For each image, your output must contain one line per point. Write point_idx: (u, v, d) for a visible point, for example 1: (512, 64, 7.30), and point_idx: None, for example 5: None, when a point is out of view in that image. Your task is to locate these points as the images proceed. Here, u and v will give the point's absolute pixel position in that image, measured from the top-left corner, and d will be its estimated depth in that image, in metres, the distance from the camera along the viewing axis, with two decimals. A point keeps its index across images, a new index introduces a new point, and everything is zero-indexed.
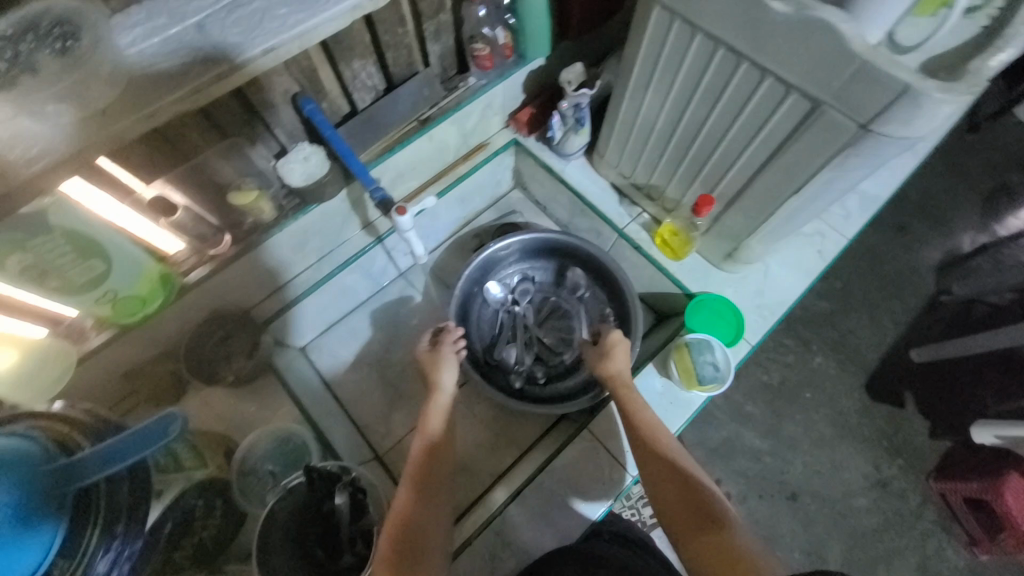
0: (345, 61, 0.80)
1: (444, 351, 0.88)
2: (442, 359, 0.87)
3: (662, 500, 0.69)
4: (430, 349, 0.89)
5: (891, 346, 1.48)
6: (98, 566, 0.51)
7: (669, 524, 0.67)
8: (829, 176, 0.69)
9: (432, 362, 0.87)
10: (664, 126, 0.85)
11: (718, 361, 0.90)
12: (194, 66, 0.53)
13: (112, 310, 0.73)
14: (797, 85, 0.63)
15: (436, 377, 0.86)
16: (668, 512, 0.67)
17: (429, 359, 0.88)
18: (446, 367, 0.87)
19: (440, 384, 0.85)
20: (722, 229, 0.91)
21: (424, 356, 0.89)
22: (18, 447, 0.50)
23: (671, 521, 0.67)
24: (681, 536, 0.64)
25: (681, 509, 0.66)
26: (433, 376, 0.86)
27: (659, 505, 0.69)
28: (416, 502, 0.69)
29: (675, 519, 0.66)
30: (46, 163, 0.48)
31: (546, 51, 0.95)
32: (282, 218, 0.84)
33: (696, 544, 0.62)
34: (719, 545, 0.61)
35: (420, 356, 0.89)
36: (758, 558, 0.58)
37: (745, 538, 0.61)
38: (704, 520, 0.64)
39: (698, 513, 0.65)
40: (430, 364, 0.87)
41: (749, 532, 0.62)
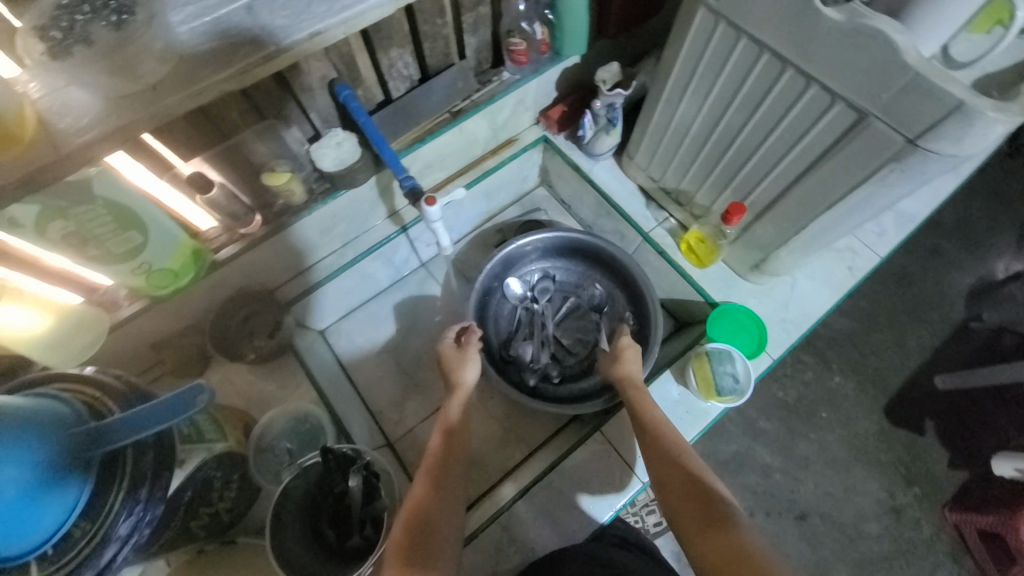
0: (383, 49, 0.80)
1: (468, 350, 0.89)
2: (464, 357, 0.88)
3: (672, 500, 0.67)
4: (454, 348, 0.90)
5: (915, 370, 1.44)
6: (119, 529, 0.52)
7: (678, 526, 0.65)
8: (870, 191, 0.67)
9: (456, 359, 0.88)
10: (700, 131, 0.84)
11: (739, 372, 0.88)
12: (241, 46, 0.54)
13: (147, 281, 0.75)
14: (843, 95, 0.62)
15: (460, 375, 0.87)
16: (677, 514, 0.66)
17: (451, 357, 0.89)
18: (466, 366, 0.87)
19: (462, 381, 0.86)
20: (751, 239, 0.89)
21: (446, 353, 0.89)
22: (53, 407, 0.52)
23: (680, 523, 0.65)
24: (689, 536, 0.62)
25: (689, 507, 0.65)
26: (456, 372, 0.87)
27: (669, 506, 0.68)
28: (431, 492, 0.70)
29: (683, 519, 0.65)
30: (95, 133, 0.50)
31: (583, 50, 0.95)
32: (312, 201, 0.86)
33: (702, 542, 0.60)
34: (726, 543, 0.58)
35: (442, 352, 0.90)
36: (766, 557, 0.55)
37: (753, 537, 0.58)
38: (712, 519, 0.62)
39: (706, 512, 0.63)
40: (453, 361, 0.88)
41: (758, 533, 0.59)
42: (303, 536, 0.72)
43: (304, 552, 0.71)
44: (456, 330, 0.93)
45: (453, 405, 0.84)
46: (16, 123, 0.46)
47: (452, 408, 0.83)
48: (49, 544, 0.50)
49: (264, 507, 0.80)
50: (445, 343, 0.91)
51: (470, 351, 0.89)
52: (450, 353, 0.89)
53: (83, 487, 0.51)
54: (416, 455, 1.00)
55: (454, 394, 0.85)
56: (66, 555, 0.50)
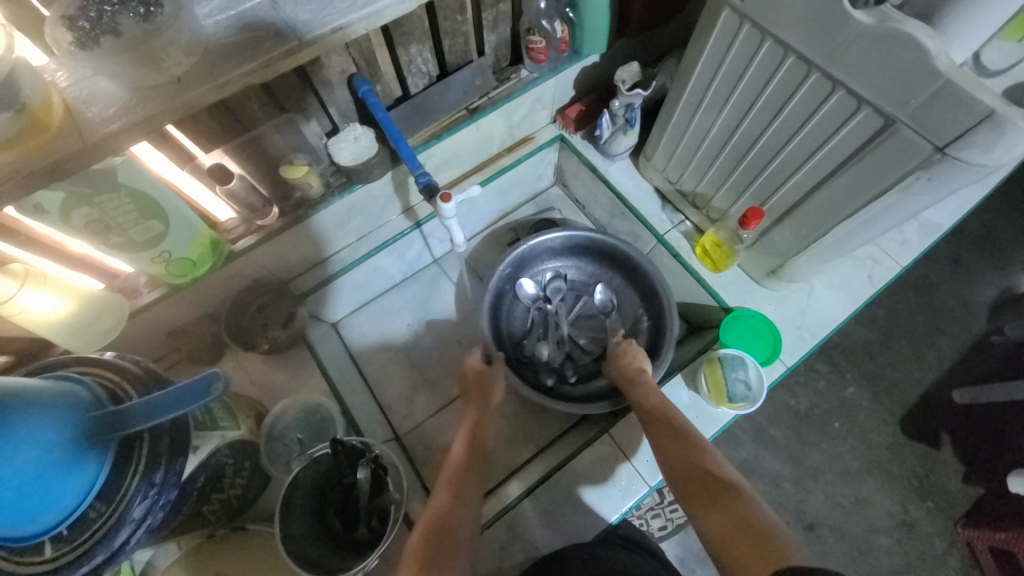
0: (403, 45, 0.81)
1: (495, 370, 0.93)
2: (489, 379, 0.92)
3: (678, 478, 0.69)
4: (481, 366, 0.93)
5: (932, 383, 1.41)
6: (134, 512, 0.53)
7: (686, 501, 0.66)
8: (895, 200, 0.66)
9: (481, 380, 0.92)
10: (719, 134, 0.83)
11: (751, 380, 0.86)
12: (265, 40, 0.54)
13: (166, 269, 0.76)
14: (871, 100, 0.60)
15: (487, 394, 0.90)
16: (684, 490, 0.67)
17: (478, 378, 0.92)
18: (489, 386, 0.91)
19: (491, 399, 0.90)
20: (768, 244, 0.88)
21: (472, 373, 0.92)
22: (74, 389, 0.53)
23: (686, 498, 0.66)
24: (696, 510, 0.64)
25: (697, 483, 0.66)
26: (481, 391, 0.90)
27: (676, 484, 0.69)
28: (449, 502, 0.72)
29: (690, 494, 0.66)
30: (121, 123, 0.51)
31: (602, 49, 0.95)
32: (328, 195, 0.86)
33: (712, 515, 0.62)
34: (735, 513, 0.60)
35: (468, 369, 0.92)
36: (775, 526, 0.57)
37: (761, 508, 0.60)
38: (719, 491, 0.63)
39: (712, 486, 0.65)
40: (479, 382, 0.92)
41: (763, 502, 0.61)
42: (310, 525, 0.72)
43: (312, 543, 0.71)
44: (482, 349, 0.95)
45: (472, 420, 0.86)
46: (43, 111, 0.48)
47: (470, 426, 0.85)
48: (63, 525, 0.52)
49: (274, 495, 0.82)
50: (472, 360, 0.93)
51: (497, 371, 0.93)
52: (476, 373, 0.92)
53: (99, 470, 0.53)
54: (424, 450, 1.01)
55: (482, 410, 0.88)
56: (80, 535, 0.52)
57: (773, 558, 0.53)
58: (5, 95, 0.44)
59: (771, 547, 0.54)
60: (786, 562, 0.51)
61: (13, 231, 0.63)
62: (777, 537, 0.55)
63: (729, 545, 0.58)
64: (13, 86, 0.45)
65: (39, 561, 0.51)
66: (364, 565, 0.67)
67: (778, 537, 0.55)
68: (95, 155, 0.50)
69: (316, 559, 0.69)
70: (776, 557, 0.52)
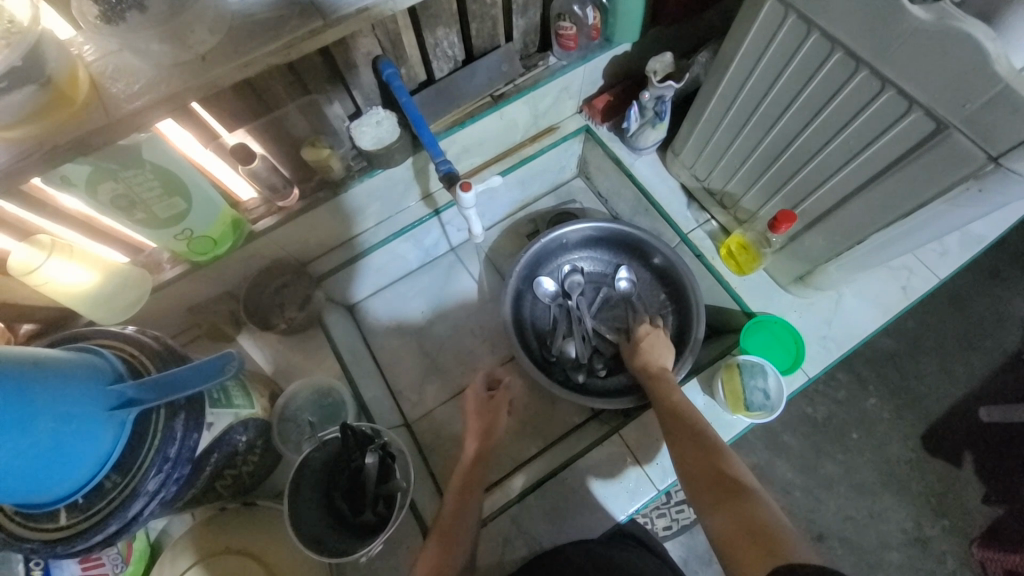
0: (430, 28, 0.79)
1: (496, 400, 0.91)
2: (493, 409, 0.90)
3: (691, 474, 0.68)
4: (481, 396, 0.92)
5: (959, 400, 1.35)
6: (149, 485, 0.55)
7: (698, 499, 0.65)
8: (940, 211, 0.63)
9: (484, 408, 0.90)
10: (755, 131, 0.79)
11: (770, 388, 0.84)
12: (290, 19, 0.53)
13: (188, 247, 0.77)
14: (923, 102, 0.56)
15: (490, 423, 0.89)
16: (696, 487, 0.66)
17: (478, 410, 0.90)
18: (494, 415, 0.90)
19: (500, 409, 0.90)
20: (798, 248, 0.84)
21: (471, 404, 0.91)
22: (96, 361, 0.55)
23: (698, 495, 0.65)
24: (706, 508, 0.63)
25: (709, 482, 0.65)
26: (483, 423, 0.88)
27: (688, 480, 0.68)
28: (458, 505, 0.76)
29: (702, 491, 0.65)
30: (144, 101, 0.50)
31: (635, 37, 0.91)
32: (348, 178, 0.86)
33: (720, 513, 0.61)
34: (744, 513, 0.59)
35: (468, 397, 0.92)
36: (787, 531, 0.55)
37: (772, 510, 0.58)
38: (730, 491, 0.62)
39: (724, 485, 0.63)
40: (481, 413, 0.90)
41: (775, 506, 0.59)
42: (318, 508, 0.73)
43: (320, 525, 0.72)
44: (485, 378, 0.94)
45: (478, 430, 0.87)
46: (68, 84, 0.48)
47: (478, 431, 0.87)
48: (79, 494, 0.53)
49: (284, 472, 0.83)
50: (473, 388, 0.93)
51: (501, 402, 0.91)
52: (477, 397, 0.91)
53: (115, 442, 0.54)
54: (432, 437, 1.01)
55: (494, 420, 0.89)
56: (96, 505, 0.54)
57: (777, 560, 0.52)
58: (32, 67, 0.44)
59: (777, 548, 0.53)
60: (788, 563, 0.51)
61: (42, 205, 0.65)
62: (784, 541, 0.54)
63: (734, 546, 0.57)
64: (38, 58, 0.44)
65: (56, 528, 0.54)
66: (368, 549, 0.69)
67: (786, 542, 0.54)
68: (118, 130, 0.50)
69: (321, 539, 0.70)
70: (780, 559, 0.52)
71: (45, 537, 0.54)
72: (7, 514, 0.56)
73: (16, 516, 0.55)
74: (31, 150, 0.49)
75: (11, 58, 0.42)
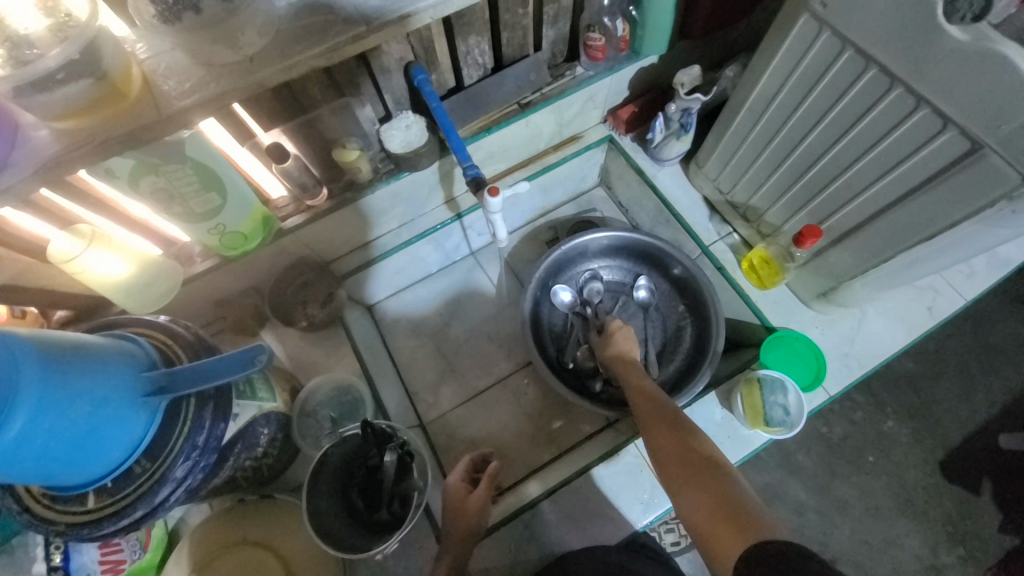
0: (463, 36, 0.81)
1: (479, 491, 0.78)
2: (473, 506, 0.76)
3: (662, 456, 0.66)
4: (463, 486, 0.80)
5: (979, 425, 1.32)
6: (177, 471, 0.56)
7: (669, 481, 0.64)
8: (969, 231, 0.62)
9: (463, 504, 0.77)
10: (781, 146, 0.79)
11: (790, 404, 0.83)
12: (335, 24, 0.55)
13: (219, 241, 0.79)
14: (958, 121, 0.56)
15: (472, 524, 0.75)
16: (667, 469, 0.65)
17: (458, 506, 0.77)
18: (476, 514, 0.76)
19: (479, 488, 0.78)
20: (822, 265, 0.84)
21: (449, 499, 0.78)
22: (132, 349, 0.57)
23: (669, 477, 0.64)
24: (677, 490, 0.62)
25: (678, 462, 0.64)
26: (465, 525, 0.74)
27: (659, 462, 0.66)
28: (461, 529, 0.74)
29: (671, 471, 0.64)
30: (193, 99, 0.52)
31: (662, 49, 0.92)
32: (375, 179, 0.88)
33: (692, 493, 0.60)
34: (715, 491, 0.58)
35: (448, 488, 0.79)
36: (756, 508, 0.55)
37: (741, 488, 0.58)
38: (703, 470, 0.61)
39: (694, 463, 0.62)
40: (461, 513, 0.76)
41: (746, 484, 0.59)
42: (334, 502, 0.74)
43: (336, 521, 0.73)
44: (467, 464, 0.83)
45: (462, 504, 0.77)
46: (123, 79, 0.50)
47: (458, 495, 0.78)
48: (108, 478, 0.55)
49: (301, 468, 0.84)
50: (454, 478, 0.81)
51: (482, 495, 0.77)
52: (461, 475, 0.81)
53: (147, 428, 0.55)
54: (446, 440, 1.01)
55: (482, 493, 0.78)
56: (125, 489, 0.55)
57: (746, 537, 0.51)
58: (88, 62, 0.46)
59: (746, 524, 0.52)
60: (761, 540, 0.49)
61: (84, 195, 0.67)
62: (756, 517, 0.53)
63: (707, 525, 0.55)
64: (95, 54, 0.46)
65: (83, 511, 0.55)
66: (384, 547, 0.69)
67: (758, 517, 0.53)
68: (168, 126, 0.52)
69: (339, 536, 0.72)
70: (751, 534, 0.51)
71: (71, 520, 0.55)
72: (34, 496, 0.57)
73: (42, 499, 0.56)
74: (83, 141, 0.51)
75: (69, 52, 0.43)
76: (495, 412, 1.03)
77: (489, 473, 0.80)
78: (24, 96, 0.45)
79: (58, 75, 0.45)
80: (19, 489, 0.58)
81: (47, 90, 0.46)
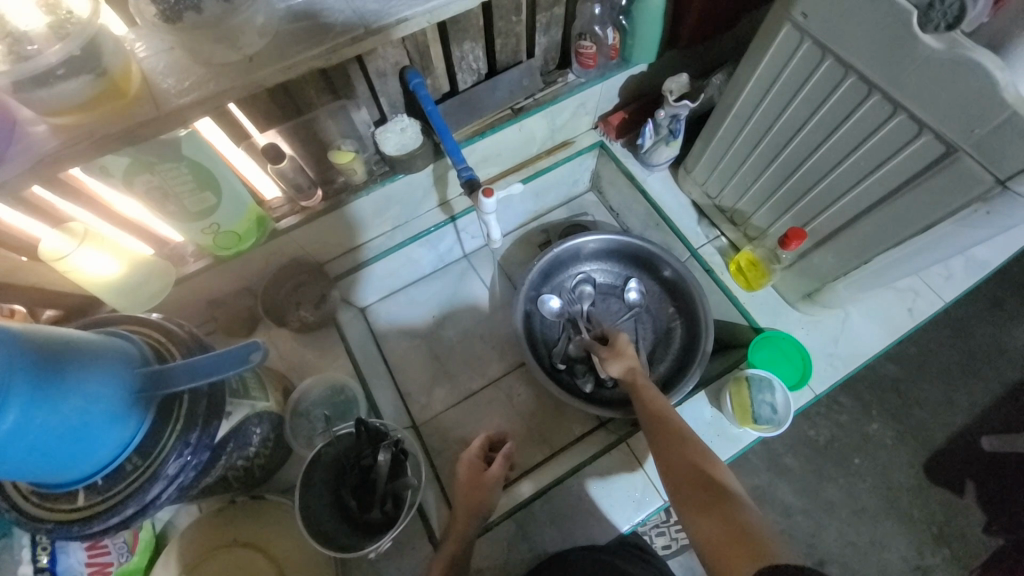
0: (457, 41, 0.82)
1: (494, 467, 0.78)
2: (487, 482, 0.77)
3: (674, 478, 0.67)
4: (476, 464, 0.80)
5: (961, 428, 1.36)
6: (169, 468, 0.56)
7: (679, 504, 0.65)
8: (947, 231, 0.65)
9: (476, 479, 0.78)
10: (766, 150, 0.82)
11: (778, 403, 0.85)
12: (335, 27, 0.56)
13: (213, 241, 0.79)
14: (933, 125, 0.59)
15: (483, 500, 0.76)
16: (679, 491, 0.66)
17: (472, 481, 0.78)
18: (489, 489, 0.77)
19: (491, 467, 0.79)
20: (807, 266, 0.86)
21: (464, 472, 0.79)
22: (124, 345, 0.56)
23: (681, 500, 0.65)
24: (689, 513, 0.63)
25: (692, 487, 0.65)
26: (474, 500, 0.76)
27: (671, 484, 0.67)
28: (461, 522, 0.74)
29: (684, 495, 0.65)
30: (191, 98, 0.53)
31: (651, 58, 0.94)
32: (370, 181, 0.88)
33: (704, 518, 0.61)
34: (729, 519, 0.59)
35: (461, 467, 0.80)
36: (769, 537, 0.56)
37: (754, 518, 0.59)
38: (717, 497, 0.62)
39: (708, 490, 0.64)
40: (474, 487, 0.77)
41: (758, 515, 0.60)
42: (327, 502, 0.74)
43: (328, 520, 0.72)
44: (483, 442, 0.84)
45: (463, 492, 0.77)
46: (122, 77, 0.51)
47: (470, 468, 0.80)
48: (99, 475, 0.54)
49: (293, 469, 0.83)
50: (469, 456, 0.82)
51: (496, 472, 0.78)
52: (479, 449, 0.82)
53: (138, 427, 0.55)
54: (438, 442, 1.01)
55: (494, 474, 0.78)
56: (116, 485, 0.55)
57: (758, 564, 0.53)
58: (89, 58, 0.47)
59: (761, 553, 0.54)
60: (775, 565, 0.51)
61: (78, 192, 0.67)
62: (769, 546, 0.54)
63: (720, 550, 0.57)
64: (94, 51, 0.47)
65: (73, 508, 0.54)
66: (378, 545, 0.69)
67: (768, 543, 0.55)
68: (166, 123, 0.53)
69: (332, 535, 0.71)
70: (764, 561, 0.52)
71: (61, 517, 0.54)
72: (23, 494, 0.56)
73: (31, 497, 0.56)
74: (80, 137, 0.51)
75: (70, 48, 0.44)
76: (489, 414, 1.04)
77: (504, 452, 0.80)
78: (22, 91, 0.46)
79: (58, 70, 0.45)
80: (8, 487, 0.57)
81: (45, 86, 0.46)
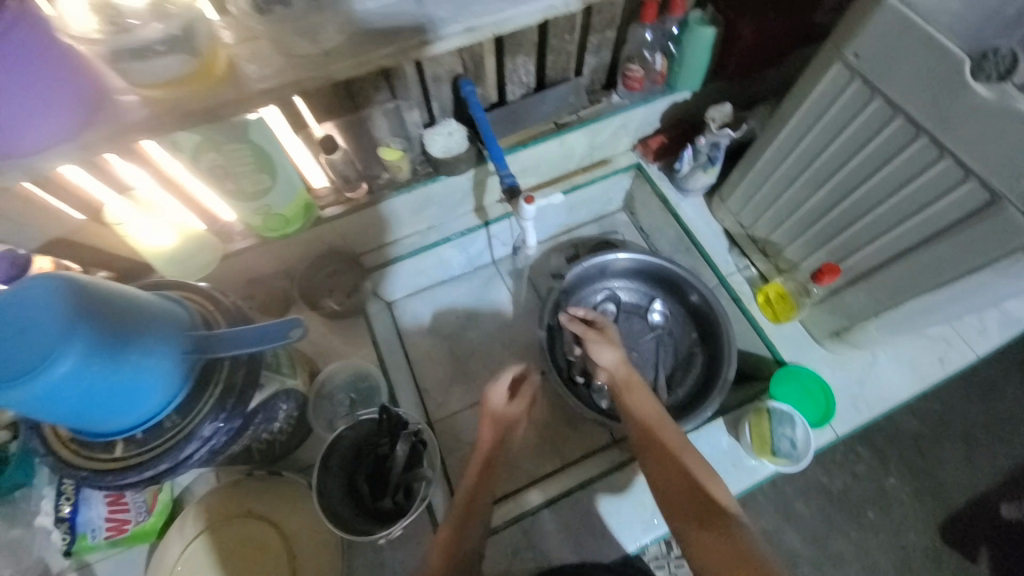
0: (511, 54, 0.86)
1: (518, 406, 0.85)
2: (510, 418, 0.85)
3: (669, 494, 0.67)
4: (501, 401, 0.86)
5: (983, 493, 1.30)
6: (204, 429, 0.58)
7: (676, 520, 0.65)
8: (984, 280, 0.64)
9: (502, 414, 0.85)
10: (805, 184, 0.82)
11: (798, 439, 0.84)
12: (406, 30, 0.59)
13: (263, 222, 0.83)
14: (979, 172, 0.59)
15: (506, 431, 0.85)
16: (674, 507, 0.66)
17: (485, 468, 0.78)
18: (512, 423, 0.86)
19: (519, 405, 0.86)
20: (839, 303, 0.85)
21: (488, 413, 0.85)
22: (175, 309, 0.60)
23: (676, 517, 0.65)
24: (687, 531, 0.63)
25: (686, 504, 0.65)
26: (485, 485, 0.78)
27: (665, 500, 0.67)
28: (458, 520, 0.73)
29: (680, 512, 0.65)
30: (268, 84, 0.57)
31: (695, 86, 0.97)
32: (413, 180, 0.92)
33: (702, 537, 0.61)
34: (728, 540, 0.59)
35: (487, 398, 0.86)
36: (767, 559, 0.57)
37: (752, 538, 0.59)
38: (715, 515, 0.62)
39: (704, 508, 0.63)
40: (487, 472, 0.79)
41: (756, 534, 0.61)
42: (341, 487, 0.75)
43: (341, 504, 0.74)
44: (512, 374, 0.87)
45: (472, 487, 0.77)
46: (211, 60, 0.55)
47: (489, 447, 0.82)
48: (139, 429, 0.57)
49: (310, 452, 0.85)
50: (496, 389, 0.86)
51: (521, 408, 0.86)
52: (495, 412, 0.85)
53: (179, 389, 0.58)
54: (450, 441, 1.02)
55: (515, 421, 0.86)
56: (154, 441, 0.57)
57: None
58: (184, 40, 0.51)
59: None
60: None
61: (145, 162, 0.71)
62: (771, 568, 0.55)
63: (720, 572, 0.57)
64: (191, 34, 0.51)
65: (110, 458, 0.57)
66: (389, 531, 0.70)
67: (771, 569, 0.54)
68: (245, 105, 0.57)
69: (344, 518, 0.73)
70: None
71: (97, 466, 0.57)
72: (61, 440, 0.59)
73: (71, 444, 0.59)
74: (165, 109, 0.55)
75: (170, 27, 0.49)
76: None
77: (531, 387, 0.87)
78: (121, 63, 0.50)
79: (157, 46, 0.50)
80: (48, 432, 0.60)
81: (143, 59, 0.50)
